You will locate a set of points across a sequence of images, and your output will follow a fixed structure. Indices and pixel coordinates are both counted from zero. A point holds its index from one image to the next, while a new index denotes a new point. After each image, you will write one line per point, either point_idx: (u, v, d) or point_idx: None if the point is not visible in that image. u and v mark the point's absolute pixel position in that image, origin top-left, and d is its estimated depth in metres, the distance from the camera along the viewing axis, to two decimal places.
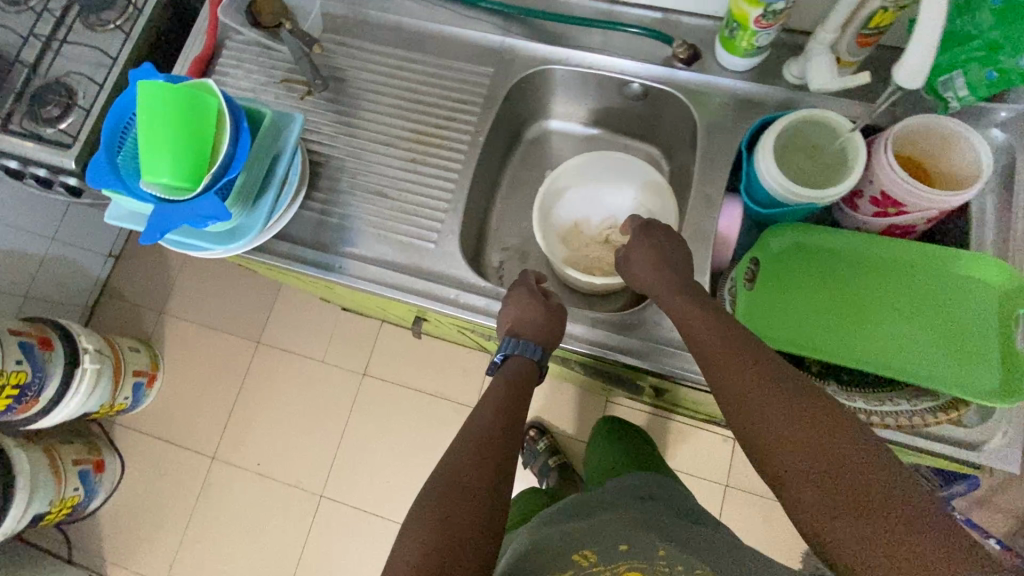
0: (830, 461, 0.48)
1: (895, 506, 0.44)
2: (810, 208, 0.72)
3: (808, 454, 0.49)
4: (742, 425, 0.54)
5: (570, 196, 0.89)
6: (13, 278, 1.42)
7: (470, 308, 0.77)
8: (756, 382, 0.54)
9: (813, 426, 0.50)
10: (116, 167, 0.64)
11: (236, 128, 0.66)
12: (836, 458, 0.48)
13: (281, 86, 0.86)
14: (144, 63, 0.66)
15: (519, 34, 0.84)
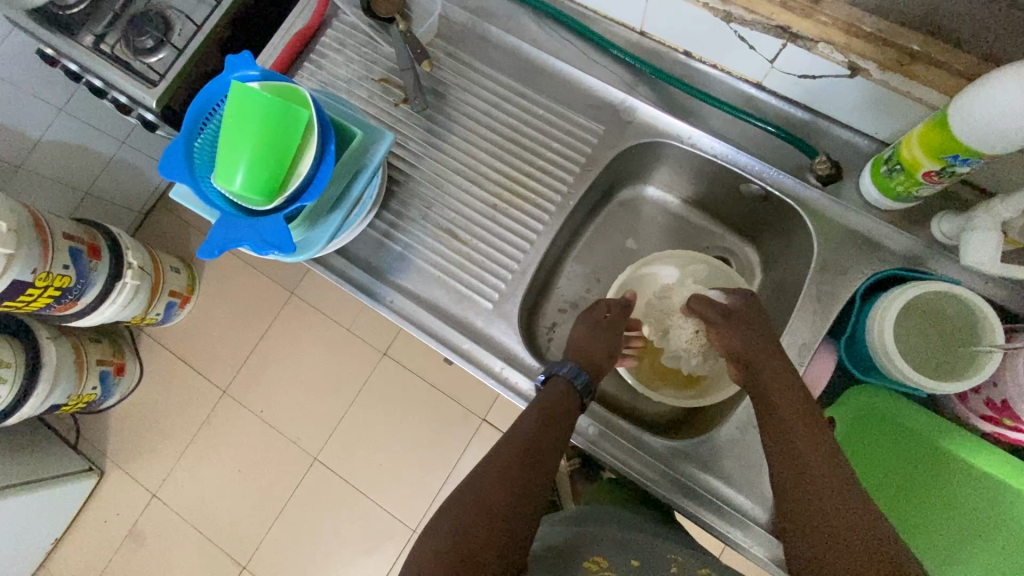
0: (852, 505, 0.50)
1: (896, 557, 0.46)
2: (914, 390, 0.64)
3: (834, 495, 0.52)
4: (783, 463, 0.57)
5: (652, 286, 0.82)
6: (78, 173, 1.44)
7: (513, 387, 0.71)
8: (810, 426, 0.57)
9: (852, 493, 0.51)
10: (191, 155, 0.60)
11: (322, 150, 0.61)
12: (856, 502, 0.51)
13: (377, 86, 0.80)
14: (244, 51, 0.61)
15: (643, 97, 0.75)
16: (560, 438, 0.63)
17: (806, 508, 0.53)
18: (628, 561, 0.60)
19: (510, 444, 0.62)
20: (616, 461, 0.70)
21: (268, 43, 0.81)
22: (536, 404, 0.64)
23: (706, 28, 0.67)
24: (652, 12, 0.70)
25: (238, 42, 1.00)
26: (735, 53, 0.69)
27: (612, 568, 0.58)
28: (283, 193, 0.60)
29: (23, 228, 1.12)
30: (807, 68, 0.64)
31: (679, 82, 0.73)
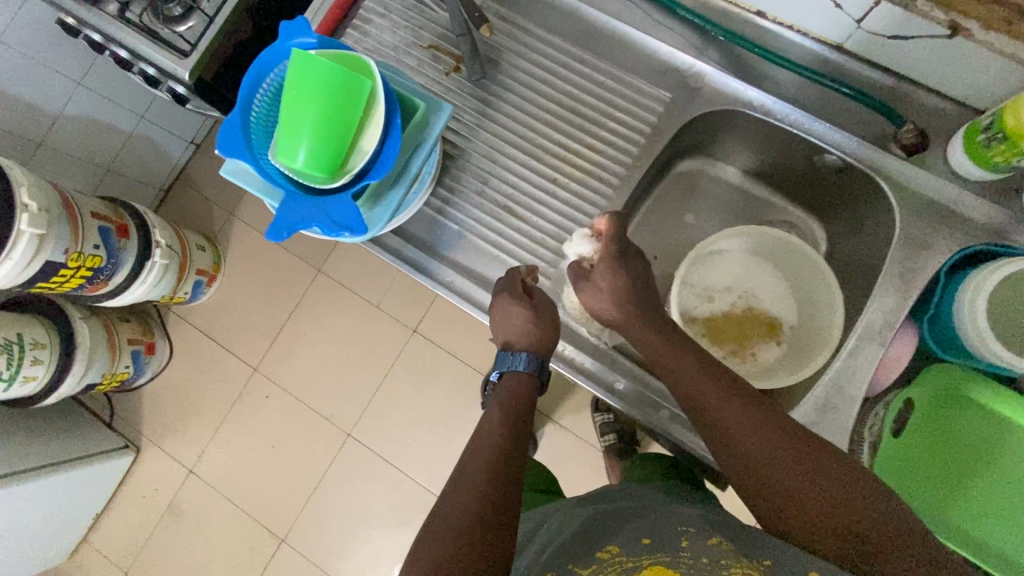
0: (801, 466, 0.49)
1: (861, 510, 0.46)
2: (1004, 370, 0.61)
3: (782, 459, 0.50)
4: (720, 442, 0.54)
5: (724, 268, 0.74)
6: (98, 149, 1.41)
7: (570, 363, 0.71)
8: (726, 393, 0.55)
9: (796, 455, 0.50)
10: (249, 132, 0.57)
11: (387, 125, 0.58)
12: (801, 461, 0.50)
13: (426, 53, 0.75)
14: (298, 16, 0.57)
15: (712, 61, 0.71)
16: (517, 425, 0.59)
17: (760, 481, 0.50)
18: (637, 540, 0.50)
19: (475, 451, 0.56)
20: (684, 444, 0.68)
21: None
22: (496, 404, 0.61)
23: None
24: None
25: (269, 8, 0.95)
26: (816, 13, 0.64)
27: (624, 554, 0.48)
28: (348, 172, 0.57)
29: (54, 207, 1.09)
30: (899, 29, 0.60)
31: (754, 45, 0.68)
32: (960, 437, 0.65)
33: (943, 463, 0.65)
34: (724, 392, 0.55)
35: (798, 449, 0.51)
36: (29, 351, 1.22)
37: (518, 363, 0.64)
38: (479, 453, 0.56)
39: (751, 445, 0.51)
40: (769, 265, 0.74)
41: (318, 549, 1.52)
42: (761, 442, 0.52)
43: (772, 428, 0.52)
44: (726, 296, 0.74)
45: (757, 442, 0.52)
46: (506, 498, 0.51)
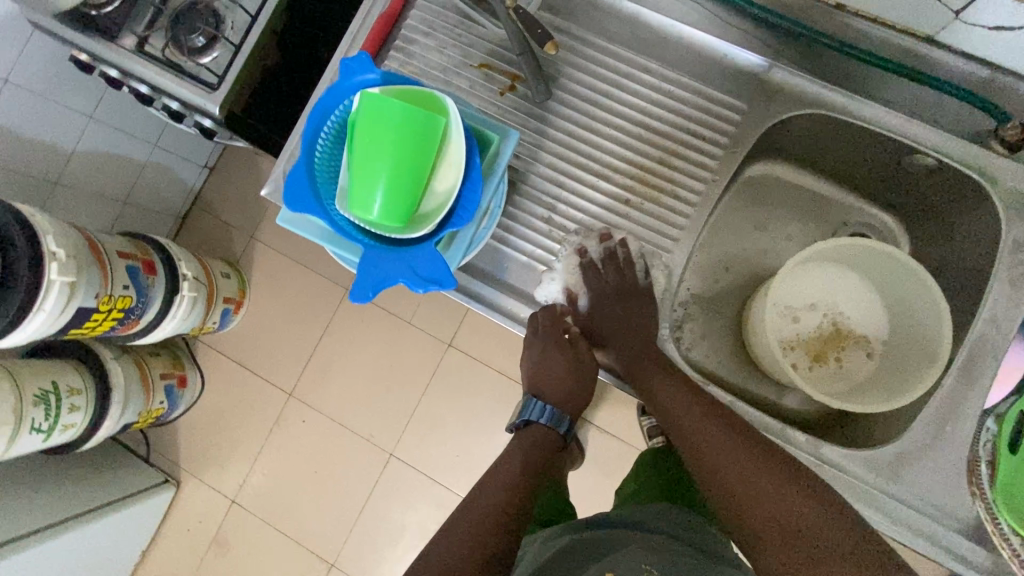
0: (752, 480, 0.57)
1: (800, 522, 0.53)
2: None
3: (737, 474, 0.58)
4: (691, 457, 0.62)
5: (813, 281, 0.72)
6: (114, 182, 1.37)
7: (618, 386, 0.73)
8: (694, 412, 0.63)
9: (749, 471, 0.58)
10: (317, 184, 0.53)
11: (467, 164, 0.54)
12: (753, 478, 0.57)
13: (477, 73, 0.70)
14: (361, 51, 0.52)
15: (788, 62, 0.66)
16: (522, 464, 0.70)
17: (722, 493, 0.59)
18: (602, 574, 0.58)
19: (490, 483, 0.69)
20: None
21: (349, 27, 0.71)
22: (517, 452, 0.72)
23: None
24: None
25: (294, 31, 0.90)
26: (908, 5, 0.59)
27: None
28: (426, 221, 0.53)
29: (81, 251, 1.05)
30: (1007, 18, 0.55)
31: (835, 42, 0.63)
32: None
33: None
34: (713, 445, 0.61)
35: (752, 466, 0.58)
36: (65, 398, 1.18)
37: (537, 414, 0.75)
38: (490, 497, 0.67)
39: (714, 462, 0.60)
40: (855, 278, 0.72)
41: (370, 572, 1.50)
42: (742, 492, 0.57)
43: (733, 446, 0.60)
44: (812, 315, 0.72)
45: (719, 464, 0.60)
46: (497, 525, 0.62)
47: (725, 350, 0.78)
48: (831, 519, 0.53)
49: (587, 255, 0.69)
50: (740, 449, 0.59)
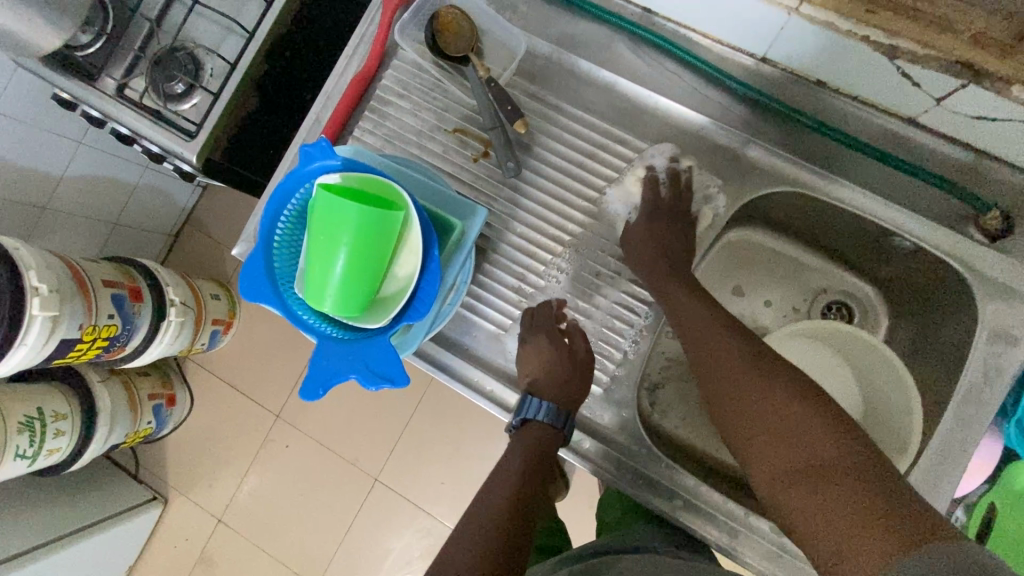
0: (779, 421, 0.50)
1: (835, 468, 0.45)
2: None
3: (764, 412, 0.51)
4: (716, 393, 0.56)
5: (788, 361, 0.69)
6: (104, 204, 1.37)
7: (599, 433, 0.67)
8: (726, 347, 0.56)
9: (779, 409, 0.50)
10: (274, 274, 0.53)
11: (426, 256, 0.53)
12: (782, 418, 0.50)
13: (452, 137, 0.70)
14: (320, 138, 0.52)
15: (765, 137, 0.65)
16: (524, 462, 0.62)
17: (745, 433, 0.52)
18: None
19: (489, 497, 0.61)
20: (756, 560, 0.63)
21: (325, 89, 0.71)
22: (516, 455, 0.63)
23: (860, 59, 0.56)
24: (785, 40, 0.59)
25: (276, 76, 0.89)
26: (887, 88, 0.59)
27: None
28: (384, 309, 0.53)
29: (65, 284, 1.06)
30: (987, 110, 0.54)
31: (811, 121, 0.62)
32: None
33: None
34: (738, 381, 0.54)
35: (786, 401, 0.50)
36: (50, 423, 1.19)
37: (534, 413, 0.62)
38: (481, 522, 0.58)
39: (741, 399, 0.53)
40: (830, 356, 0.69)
41: None
42: (758, 425, 0.51)
43: (767, 383, 0.52)
44: None
45: (745, 401, 0.53)
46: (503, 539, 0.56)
47: (699, 417, 0.76)
48: (875, 466, 0.44)
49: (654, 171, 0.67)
50: (773, 386, 0.52)
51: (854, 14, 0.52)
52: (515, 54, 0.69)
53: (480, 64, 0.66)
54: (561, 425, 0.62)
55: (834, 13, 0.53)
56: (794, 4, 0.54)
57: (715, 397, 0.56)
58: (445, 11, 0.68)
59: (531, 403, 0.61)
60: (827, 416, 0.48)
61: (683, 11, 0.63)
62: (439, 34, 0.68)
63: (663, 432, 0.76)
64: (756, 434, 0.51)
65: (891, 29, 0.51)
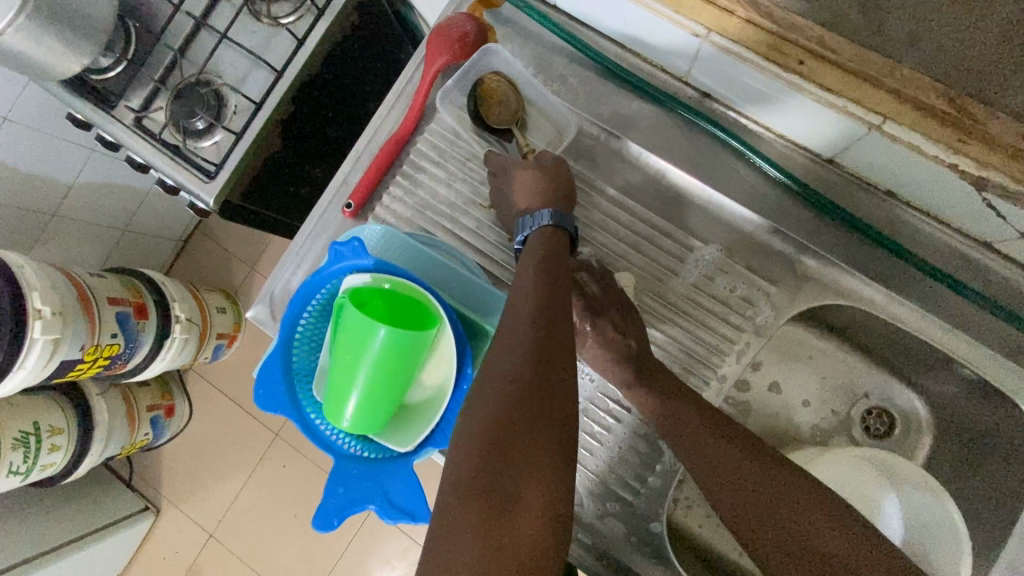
0: (781, 506, 0.48)
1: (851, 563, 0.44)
2: None
3: (765, 497, 0.48)
4: (703, 474, 0.51)
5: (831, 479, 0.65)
6: (115, 211, 1.33)
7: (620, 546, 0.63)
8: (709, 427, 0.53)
9: (780, 492, 0.48)
10: (292, 372, 0.49)
11: (458, 376, 0.49)
12: (783, 502, 0.48)
13: (487, 213, 0.65)
14: (354, 238, 0.48)
15: (823, 245, 0.61)
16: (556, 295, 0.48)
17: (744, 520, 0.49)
18: None
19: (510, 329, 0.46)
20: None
21: (355, 151, 0.68)
22: (531, 265, 0.50)
23: (939, 182, 0.52)
24: (860, 149, 0.55)
25: (303, 115, 0.85)
26: (965, 211, 0.54)
27: None
28: (408, 424, 0.50)
29: (68, 304, 1.02)
30: None
31: (877, 236, 0.58)
32: None
33: None
34: (732, 464, 0.50)
35: (784, 487, 0.48)
36: (45, 439, 1.16)
37: (536, 222, 0.54)
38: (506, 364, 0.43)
39: (738, 483, 0.50)
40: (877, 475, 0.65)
41: None
42: (757, 511, 0.48)
43: (761, 467, 0.50)
44: None
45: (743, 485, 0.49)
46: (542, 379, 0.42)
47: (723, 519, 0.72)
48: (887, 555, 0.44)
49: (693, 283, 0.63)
50: (767, 469, 0.50)
51: (946, 141, 0.47)
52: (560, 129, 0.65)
53: (520, 140, 0.64)
54: (566, 225, 0.54)
55: (923, 136, 0.48)
56: (878, 120, 0.49)
57: (703, 479, 0.51)
58: (490, 79, 0.64)
59: (530, 216, 0.54)
60: (831, 507, 0.47)
61: (749, 103, 0.59)
62: (482, 104, 0.65)
63: (684, 532, 0.72)
64: (758, 520, 0.48)
65: (987, 163, 0.47)
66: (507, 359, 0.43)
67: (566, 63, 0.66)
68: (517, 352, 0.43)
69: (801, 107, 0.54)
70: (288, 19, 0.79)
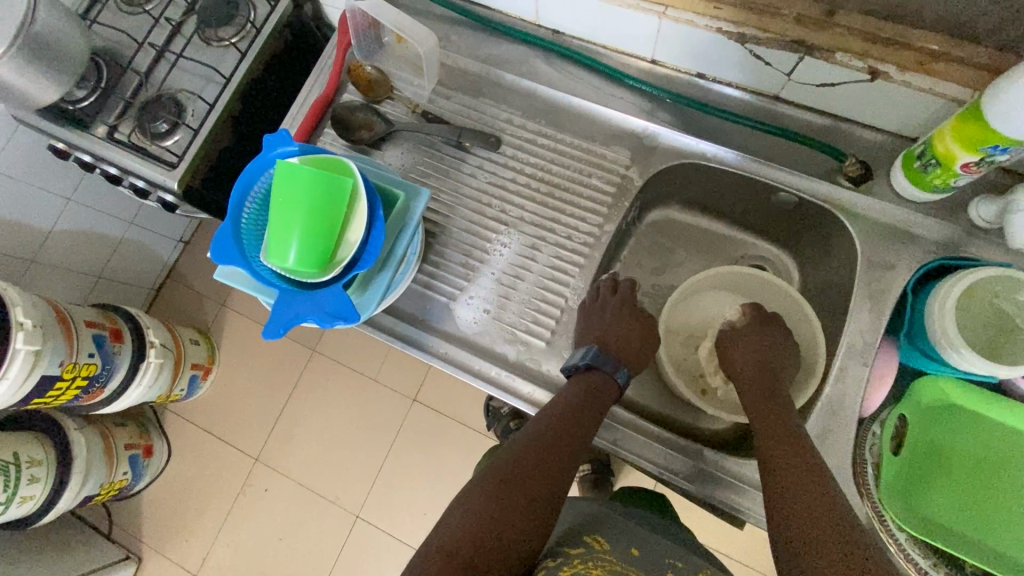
0: (800, 465, 0.56)
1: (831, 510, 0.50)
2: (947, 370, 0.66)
3: (788, 452, 0.58)
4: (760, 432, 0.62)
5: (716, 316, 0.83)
6: (90, 258, 1.45)
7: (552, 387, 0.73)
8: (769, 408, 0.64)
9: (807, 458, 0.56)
10: (239, 227, 0.61)
11: (371, 216, 0.62)
12: (802, 464, 0.56)
13: (401, 142, 0.82)
14: (281, 128, 0.62)
15: (662, 121, 0.77)
16: (588, 430, 0.63)
17: (771, 465, 0.58)
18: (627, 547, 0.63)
19: (545, 434, 0.63)
20: (731, 504, 0.67)
21: (287, 115, 0.83)
22: (578, 390, 0.66)
23: (721, 48, 0.70)
24: (663, 40, 0.73)
25: (250, 116, 1.02)
26: (750, 70, 0.72)
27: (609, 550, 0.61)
28: (337, 264, 0.61)
29: (48, 322, 1.11)
30: (825, 77, 0.67)
31: (697, 102, 0.75)
32: (970, 465, 0.67)
33: (950, 467, 0.68)
34: (772, 428, 0.61)
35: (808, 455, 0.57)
36: (25, 469, 1.19)
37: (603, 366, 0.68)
38: (522, 453, 0.61)
39: (771, 441, 0.60)
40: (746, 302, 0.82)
41: None
42: (782, 461, 0.57)
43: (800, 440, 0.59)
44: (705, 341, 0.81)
45: (773, 445, 0.59)
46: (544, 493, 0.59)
47: (644, 377, 0.83)
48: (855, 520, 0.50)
49: (571, 169, 0.78)
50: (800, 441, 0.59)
51: (704, 10, 0.66)
52: (469, 105, 0.82)
53: (409, 100, 0.82)
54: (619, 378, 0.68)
55: (692, 12, 0.67)
56: (659, 8, 0.68)
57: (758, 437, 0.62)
58: (387, 32, 0.81)
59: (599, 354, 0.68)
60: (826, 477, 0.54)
61: (585, 27, 0.77)
62: (360, 86, 0.82)
63: None
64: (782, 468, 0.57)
65: (735, 20, 0.65)
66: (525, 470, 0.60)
67: (448, 25, 0.85)
68: (535, 467, 0.60)
69: (613, 17, 0.73)
70: (233, 40, 0.98)
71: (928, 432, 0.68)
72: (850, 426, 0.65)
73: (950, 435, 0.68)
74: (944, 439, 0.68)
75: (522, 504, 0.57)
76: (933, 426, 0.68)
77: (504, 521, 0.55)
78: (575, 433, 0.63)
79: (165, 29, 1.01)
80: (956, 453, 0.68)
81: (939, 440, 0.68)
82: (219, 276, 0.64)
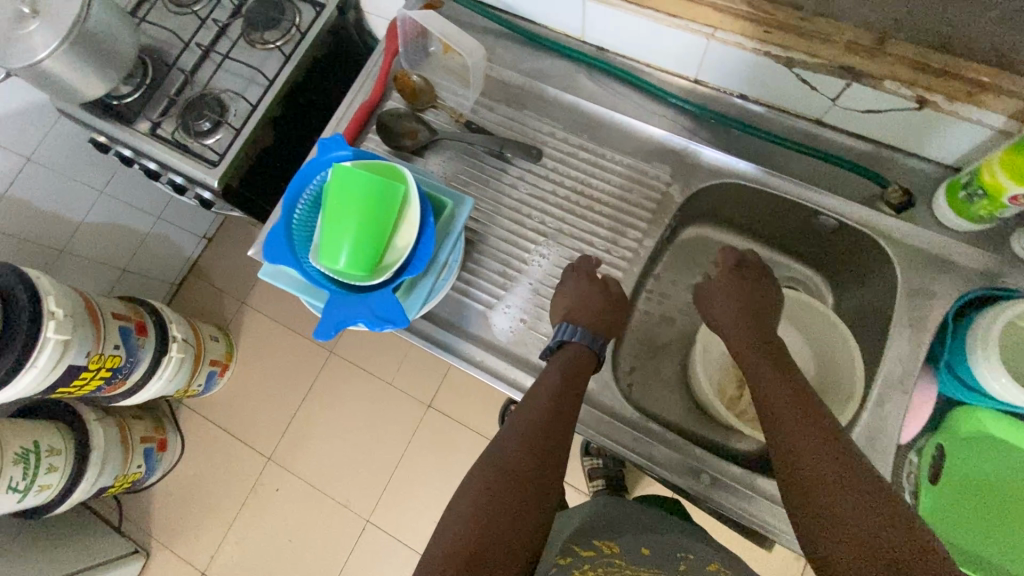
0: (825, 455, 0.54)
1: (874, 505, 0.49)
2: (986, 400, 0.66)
3: (807, 442, 0.56)
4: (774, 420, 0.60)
5: None
6: (117, 251, 1.47)
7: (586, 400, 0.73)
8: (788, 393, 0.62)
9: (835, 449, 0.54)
10: (291, 226, 0.62)
11: (421, 222, 0.63)
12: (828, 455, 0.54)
13: (444, 150, 0.83)
14: (336, 132, 0.63)
15: (704, 140, 0.78)
16: (565, 407, 0.64)
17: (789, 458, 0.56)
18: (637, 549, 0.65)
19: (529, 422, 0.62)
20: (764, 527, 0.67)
21: (332, 119, 0.85)
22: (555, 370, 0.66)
23: (769, 71, 0.71)
24: (710, 61, 0.74)
25: (290, 118, 1.04)
26: (795, 94, 0.72)
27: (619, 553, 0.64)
28: (387, 268, 0.62)
29: (78, 312, 1.12)
30: (872, 104, 0.68)
31: (741, 123, 0.75)
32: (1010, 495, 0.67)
33: (991, 499, 0.68)
34: (786, 415, 0.59)
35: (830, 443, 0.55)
36: (44, 458, 1.20)
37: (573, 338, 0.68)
38: (508, 447, 0.61)
39: (789, 430, 0.58)
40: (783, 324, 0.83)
41: None
42: (801, 451, 0.56)
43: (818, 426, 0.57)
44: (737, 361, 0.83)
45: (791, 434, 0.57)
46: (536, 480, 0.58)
47: (674, 394, 0.83)
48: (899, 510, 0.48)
49: (611, 184, 0.79)
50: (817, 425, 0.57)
51: (755, 34, 0.66)
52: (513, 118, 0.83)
53: (452, 109, 0.83)
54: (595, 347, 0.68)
55: (743, 36, 0.68)
56: (709, 30, 0.69)
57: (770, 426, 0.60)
58: (436, 42, 0.82)
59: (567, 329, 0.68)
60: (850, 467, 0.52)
61: (632, 45, 0.78)
62: (405, 94, 0.83)
63: (642, 407, 0.82)
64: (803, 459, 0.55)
65: (785, 44, 0.66)
66: (513, 459, 0.59)
67: (494, 38, 0.86)
68: (523, 451, 0.60)
69: (662, 36, 0.74)
70: (278, 43, 0.99)
71: (967, 463, 0.68)
72: (887, 453, 0.65)
73: (989, 467, 0.68)
74: (983, 471, 0.68)
75: (515, 494, 0.56)
76: (972, 458, 0.68)
77: (500, 514, 0.54)
78: (555, 415, 0.63)
79: (211, 30, 1.03)
80: (996, 484, 0.68)
81: (979, 471, 0.68)
82: (265, 274, 0.65)
